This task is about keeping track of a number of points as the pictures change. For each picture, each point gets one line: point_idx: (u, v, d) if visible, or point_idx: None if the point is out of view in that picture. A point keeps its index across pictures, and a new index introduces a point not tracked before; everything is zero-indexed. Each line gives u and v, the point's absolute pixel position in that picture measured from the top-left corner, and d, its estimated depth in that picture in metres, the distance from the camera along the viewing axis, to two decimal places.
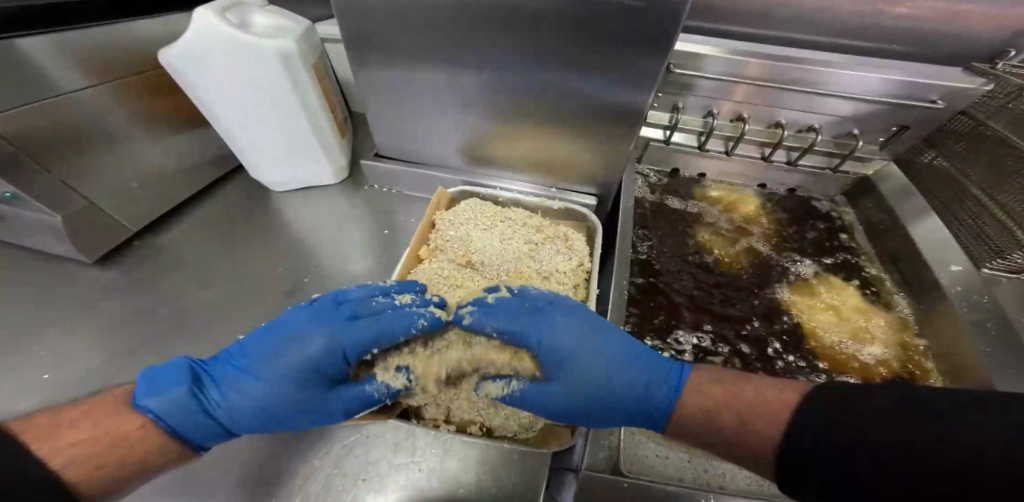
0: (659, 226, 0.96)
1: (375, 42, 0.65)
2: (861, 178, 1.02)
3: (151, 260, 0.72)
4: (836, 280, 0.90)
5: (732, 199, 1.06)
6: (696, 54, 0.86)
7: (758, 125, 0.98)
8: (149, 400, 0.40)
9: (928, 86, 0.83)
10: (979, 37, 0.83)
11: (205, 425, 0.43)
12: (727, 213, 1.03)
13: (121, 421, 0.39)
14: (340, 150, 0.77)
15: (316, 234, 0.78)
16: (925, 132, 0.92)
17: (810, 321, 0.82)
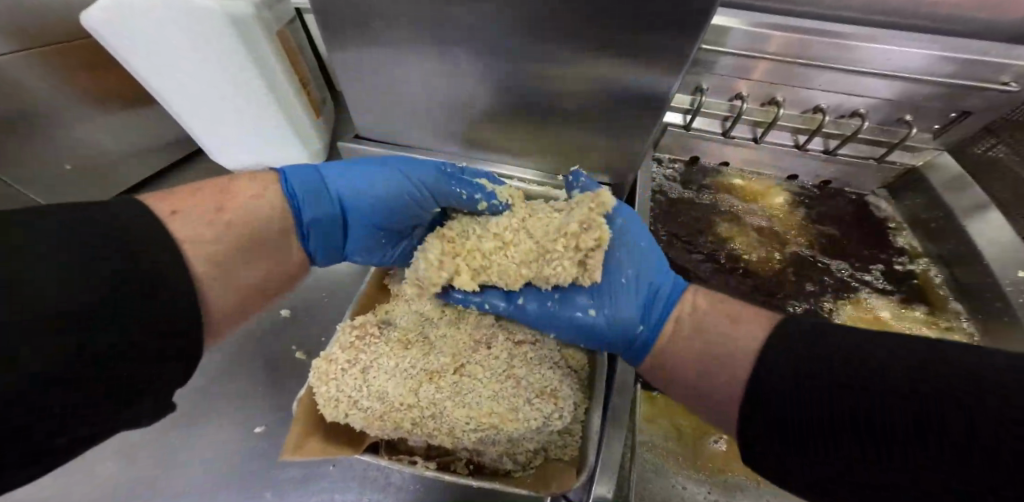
0: (679, 225, 0.86)
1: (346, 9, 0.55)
2: (908, 171, 0.89)
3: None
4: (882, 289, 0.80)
5: (762, 193, 0.93)
6: (724, 26, 0.74)
7: (793, 109, 0.86)
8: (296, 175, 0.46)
9: (998, 65, 0.70)
10: None
11: (322, 205, 0.47)
12: (755, 209, 0.91)
13: (251, 196, 0.43)
14: (316, 133, 0.70)
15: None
16: (989, 118, 0.78)
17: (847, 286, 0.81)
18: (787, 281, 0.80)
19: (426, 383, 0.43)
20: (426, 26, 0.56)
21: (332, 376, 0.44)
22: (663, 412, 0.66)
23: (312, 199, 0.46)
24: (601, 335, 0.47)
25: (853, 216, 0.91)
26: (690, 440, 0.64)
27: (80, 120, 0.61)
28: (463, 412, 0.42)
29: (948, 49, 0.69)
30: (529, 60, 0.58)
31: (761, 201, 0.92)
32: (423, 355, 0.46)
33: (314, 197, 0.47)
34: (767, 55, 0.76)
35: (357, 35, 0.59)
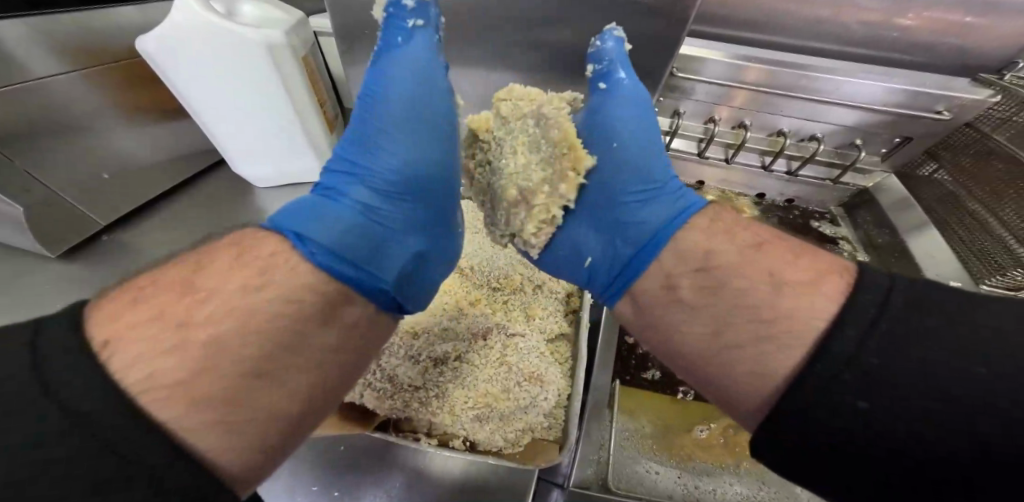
0: None
1: (368, 37, 0.63)
2: (861, 190, 0.99)
3: (138, 253, 0.73)
4: None
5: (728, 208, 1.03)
6: (697, 57, 0.83)
7: (760, 133, 0.95)
8: (314, 232, 0.39)
9: (935, 96, 0.80)
10: (989, 48, 0.81)
11: (360, 237, 0.42)
12: None
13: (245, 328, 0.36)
14: (329, 146, 0.76)
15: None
16: (928, 143, 0.88)
17: None
18: None
19: (430, 368, 0.53)
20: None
21: None
22: (639, 406, 0.74)
23: (339, 245, 0.40)
24: (606, 266, 0.53)
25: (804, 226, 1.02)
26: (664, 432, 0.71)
27: (116, 130, 0.67)
28: (465, 392, 0.52)
29: (891, 83, 0.79)
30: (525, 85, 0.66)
31: None
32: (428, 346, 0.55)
33: (343, 235, 0.41)
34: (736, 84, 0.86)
35: (373, 56, 0.66)
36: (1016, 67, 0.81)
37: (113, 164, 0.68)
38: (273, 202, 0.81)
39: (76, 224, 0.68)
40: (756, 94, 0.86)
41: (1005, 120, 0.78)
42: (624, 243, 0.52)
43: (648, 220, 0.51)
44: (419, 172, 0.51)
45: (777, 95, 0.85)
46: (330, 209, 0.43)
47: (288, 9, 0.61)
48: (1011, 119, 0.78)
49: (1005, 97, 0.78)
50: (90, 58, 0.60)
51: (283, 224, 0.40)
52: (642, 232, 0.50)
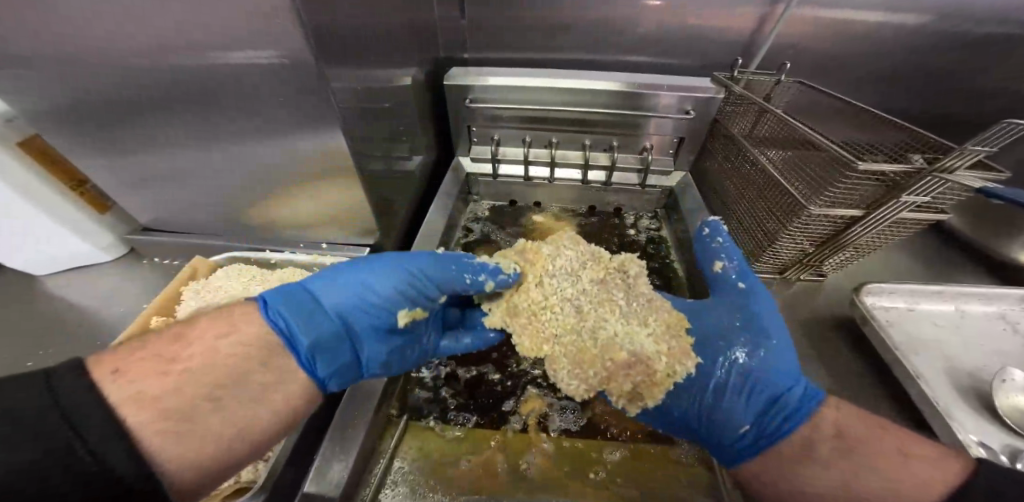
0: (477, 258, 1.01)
1: (171, 166, 0.68)
2: (669, 192, 1.07)
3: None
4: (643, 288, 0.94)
5: (540, 226, 1.12)
6: (485, 86, 0.99)
7: (628, 152, 1.06)
8: (289, 321, 0.50)
9: (682, 99, 0.92)
10: (724, 36, 0.95)
11: (318, 334, 0.52)
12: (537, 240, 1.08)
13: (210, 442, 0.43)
14: (99, 228, 0.80)
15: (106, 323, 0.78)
16: (698, 141, 1.00)
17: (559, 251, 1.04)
18: None
19: None
20: (134, 133, 0.64)
21: None
22: (429, 442, 0.68)
23: (298, 333, 0.50)
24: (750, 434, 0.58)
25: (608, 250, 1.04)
26: (440, 473, 0.64)
27: None
28: None
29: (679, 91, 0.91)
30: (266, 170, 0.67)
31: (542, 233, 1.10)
32: None
33: (308, 332, 0.51)
34: (656, 113, 0.96)
35: (137, 142, 0.66)
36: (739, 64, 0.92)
37: None
38: (75, 282, 0.84)
39: None
40: (687, 123, 0.96)
41: (758, 115, 0.87)
42: (337, 331, 0.54)
43: (784, 381, 0.59)
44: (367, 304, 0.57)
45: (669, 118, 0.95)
46: (310, 309, 0.53)
47: None
48: (760, 113, 0.86)
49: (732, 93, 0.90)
50: None
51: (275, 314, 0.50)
52: (768, 401, 0.58)
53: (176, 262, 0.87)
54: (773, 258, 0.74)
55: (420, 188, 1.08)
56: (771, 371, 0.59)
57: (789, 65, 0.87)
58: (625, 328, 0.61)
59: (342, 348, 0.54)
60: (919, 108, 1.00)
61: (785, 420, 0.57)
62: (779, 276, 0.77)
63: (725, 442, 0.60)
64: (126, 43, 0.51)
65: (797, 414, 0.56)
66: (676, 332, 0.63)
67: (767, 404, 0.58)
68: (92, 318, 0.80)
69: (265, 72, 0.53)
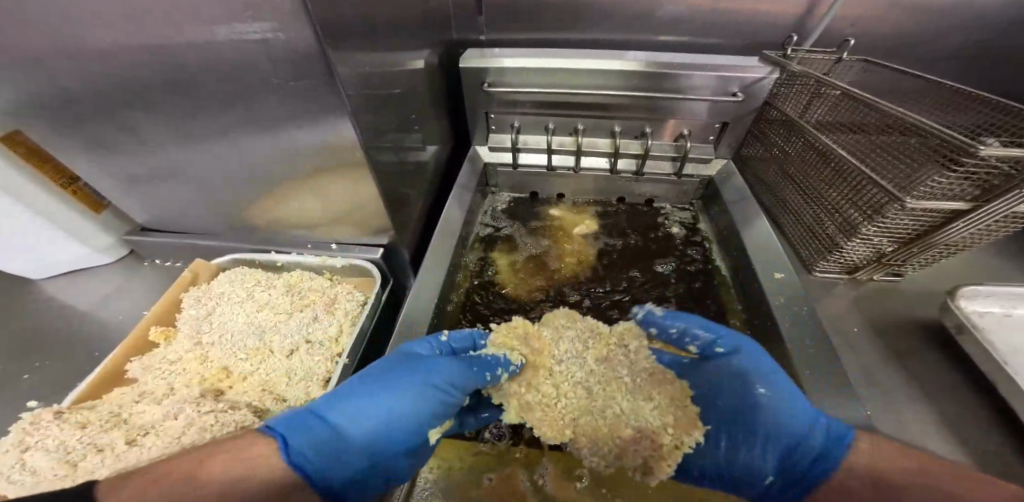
0: (497, 256, 0.94)
1: (166, 164, 0.62)
2: (707, 182, 0.98)
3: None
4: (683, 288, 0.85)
5: (565, 221, 1.04)
6: (507, 70, 0.90)
7: (661, 139, 0.97)
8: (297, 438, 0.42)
9: (728, 79, 0.82)
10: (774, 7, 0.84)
11: (330, 453, 0.44)
12: (560, 236, 1.00)
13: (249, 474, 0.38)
14: (95, 229, 0.74)
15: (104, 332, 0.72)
16: (744, 125, 0.90)
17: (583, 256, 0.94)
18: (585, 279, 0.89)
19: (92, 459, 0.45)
20: (119, 125, 0.57)
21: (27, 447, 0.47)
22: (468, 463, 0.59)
23: (311, 451, 0.42)
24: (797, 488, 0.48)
25: (642, 258, 0.92)
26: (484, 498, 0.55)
27: None
28: None
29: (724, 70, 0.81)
30: (270, 164, 0.60)
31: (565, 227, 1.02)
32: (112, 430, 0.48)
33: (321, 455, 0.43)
34: (695, 96, 0.86)
35: (125, 137, 0.59)
36: (793, 42, 0.82)
37: None
38: (69, 288, 0.79)
39: None
40: (731, 106, 0.86)
41: (811, 97, 0.79)
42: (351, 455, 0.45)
43: (801, 422, 0.49)
44: (384, 419, 0.49)
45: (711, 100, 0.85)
46: (316, 425, 0.45)
47: None
48: (815, 94, 0.78)
49: (784, 73, 0.81)
50: None
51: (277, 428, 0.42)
52: (795, 444, 0.48)
53: (178, 264, 0.81)
54: (847, 256, 0.70)
55: (435, 182, 1.00)
56: (783, 411, 0.50)
57: (851, 42, 0.78)
58: (631, 400, 0.55)
59: (352, 461, 0.45)
60: (991, 84, 0.90)
61: (814, 470, 0.47)
62: (849, 276, 0.73)
63: (759, 499, 0.52)
64: (97, 20, 0.44)
65: (830, 452, 0.45)
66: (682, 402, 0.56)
67: (786, 453, 0.49)
68: (86, 327, 0.74)
69: (261, 52, 0.45)
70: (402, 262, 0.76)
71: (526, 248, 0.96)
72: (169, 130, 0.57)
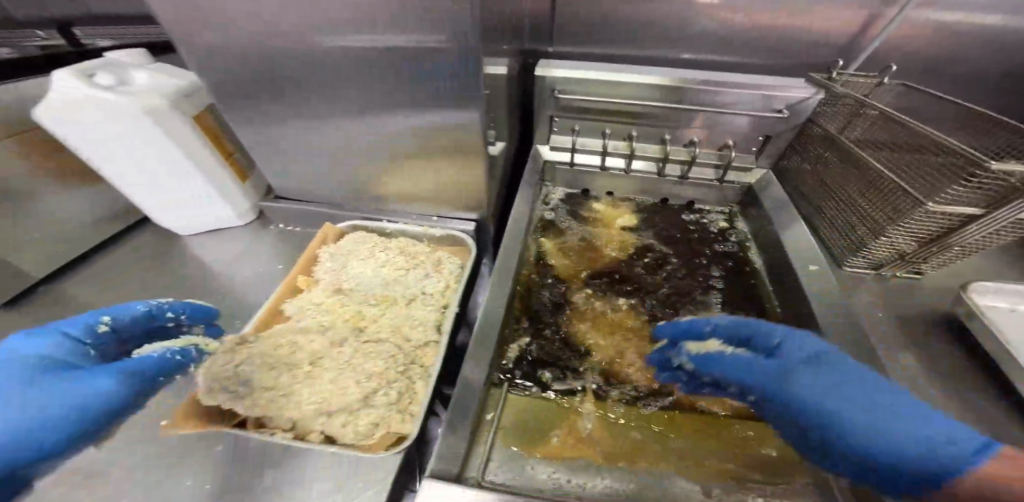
0: (551, 237, 1.07)
1: (315, 143, 0.77)
2: (747, 188, 1.09)
3: (72, 300, 0.83)
4: (725, 277, 0.97)
5: (611, 214, 1.17)
6: (574, 79, 1.02)
7: (708, 148, 1.09)
8: None
9: (774, 98, 0.95)
10: (818, 36, 0.96)
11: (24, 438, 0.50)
12: (605, 227, 1.12)
13: None
14: (239, 193, 0.88)
15: (239, 281, 0.87)
16: (787, 138, 1.02)
17: (626, 239, 1.07)
18: (629, 261, 1.02)
19: (288, 372, 0.58)
20: (286, 110, 0.72)
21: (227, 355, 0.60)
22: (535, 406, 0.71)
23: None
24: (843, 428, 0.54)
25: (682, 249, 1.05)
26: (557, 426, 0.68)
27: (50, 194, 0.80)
28: (326, 387, 0.57)
29: (769, 91, 0.94)
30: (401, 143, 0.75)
31: (607, 219, 1.14)
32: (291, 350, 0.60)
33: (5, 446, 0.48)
34: (742, 111, 0.98)
35: (287, 119, 0.74)
36: (840, 66, 0.95)
37: (45, 224, 0.81)
38: (202, 245, 0.95)
39: (15, 279, 0.80)
40: (774, 121, 0.98)
41: (849, 115, 0.90)
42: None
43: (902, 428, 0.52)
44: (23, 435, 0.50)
45: (758, 116, 0.98)
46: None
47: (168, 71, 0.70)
48: (853, 114, 0.90)
49: (829, 95, 0.93)
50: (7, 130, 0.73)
51: None
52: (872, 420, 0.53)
53: (295, 230, 0.98)
54: (873, 252, 0.83)
55: (502, 175, 1.14)
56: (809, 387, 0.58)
57: (893, 69, 0.90)
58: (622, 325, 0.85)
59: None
60: (1013, 113, 1.00)
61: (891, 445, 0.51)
62: (874, 271, 0.86)
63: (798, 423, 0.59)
64: (307, 29, 0.59)
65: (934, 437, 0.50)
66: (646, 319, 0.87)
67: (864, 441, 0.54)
68: (218, 280, 0.89)
69: (426, 57, 0.59)
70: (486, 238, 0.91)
71: (573, 233, 1.09)
72: (328, 116, 0.72)
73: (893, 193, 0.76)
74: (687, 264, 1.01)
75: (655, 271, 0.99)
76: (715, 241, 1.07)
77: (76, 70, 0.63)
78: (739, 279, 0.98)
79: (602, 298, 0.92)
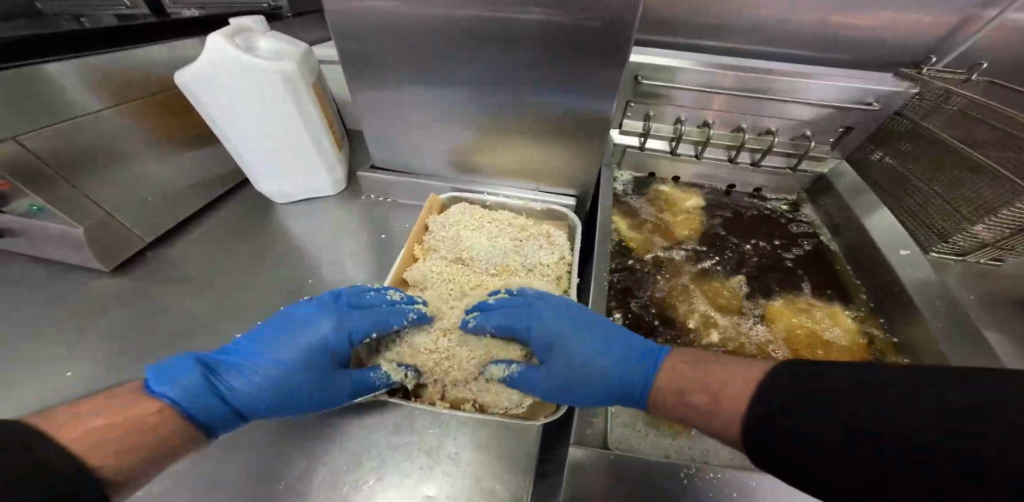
0: (625, 217, 1.10)
1: None
2: (819, 176, 1.13)
3: (178, 265, 0.86)
4: (797, 263, 1.02)
5: (680, 197, 1.18)
6: (660, 66, 1.01)
7: (784, 137, 1.09)
8: (167, 388, 0.50)
9: (864, 90, 0.96)
10: (912, 30, 0.97)
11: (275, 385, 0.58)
12: (674, 209, 1.15)
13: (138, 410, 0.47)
14: (339, 165, 0.91)
15: (340, 251, 0.90)
16: (868, 130, 1.03)
17: (696, 223, 1.11)
18: (704, 244, 1.06)
19: (442, 336, 0.64)
20: None
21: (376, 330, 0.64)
22: None
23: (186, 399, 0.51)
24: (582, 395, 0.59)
25: (754, 233, 1.09)
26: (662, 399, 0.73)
27: (155, 161, 0.80)
28: (463, 354, 0.63)
29: (859, 83, 0.95)
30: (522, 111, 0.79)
31: (676, 201, 1.17)
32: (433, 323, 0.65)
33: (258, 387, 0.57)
34: (829, 102, 0.99)
35: None
36: (931, 62, 1.00)
37: (149, 191, 0.81)
38: (294, 215, 0.96)
39: (122, 244, 0.81)
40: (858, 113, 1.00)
41: (932, 108, 0.93)
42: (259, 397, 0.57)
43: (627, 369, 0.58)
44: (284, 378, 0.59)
45: (844, 107, 0.99)
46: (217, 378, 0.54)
47: (296, 42, 0.73)
48: (938, 107, 0.92)
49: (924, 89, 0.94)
50: (124, 95, 0.73)
51: (158, 390, 0.50)
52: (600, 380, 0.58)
53: (385, 200, 1.00)
54: (964, 237, 0.90)
55: None
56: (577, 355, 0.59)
57: (985, 65, 0.94)
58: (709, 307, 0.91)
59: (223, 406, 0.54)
60: None
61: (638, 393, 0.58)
62: (959, 257, 0.93)
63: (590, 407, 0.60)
64: None
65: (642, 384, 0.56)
66: (732, 301, 0.93)
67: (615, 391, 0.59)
68: (314, 250, 0.90)
69: None
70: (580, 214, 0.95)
71: (647, 214, 1.12)
72: None
73: (998, 183, 0.83)
74: (761, 248, 1.06)
75: (732, 254, 1.04)
76: (784, 227, 1.11)
77: (222, 32, 0.65)
78: (812, 264, 1.03)
79: (701, 274, 0.99)
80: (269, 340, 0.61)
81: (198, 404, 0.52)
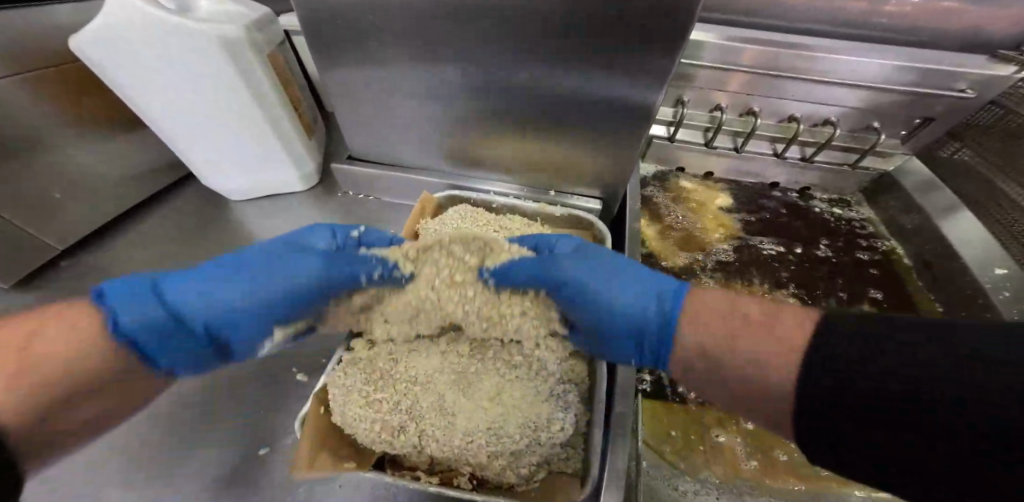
0: (654, 220, 0.95)
1: None
2: (881, 174, 0.98)
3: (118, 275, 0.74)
4: (857, 277, 0.87)
5: (705, 194, 1.02)
6: (700, 43, 0.83)
7: (844, 128, 0.93)
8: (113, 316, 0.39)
9: (951, 73, 0.79)
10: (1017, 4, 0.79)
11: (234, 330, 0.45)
12: (706, 209, 0.99)
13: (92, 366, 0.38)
14: (310, 158, 0.78)
15: None
16: (949, 124, 0.87)
17: (733, 227, 0.95)
18: (743, 253, 0.90)
19: (428, 385, 0.49)
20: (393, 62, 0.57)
21: (349, 371, 0.49)
22: (675, 419, 0.62)
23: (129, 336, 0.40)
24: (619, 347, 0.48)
25: (801, 236, 0.94)
26: (704, 452, 0.59)
27: (68, 149, 0.68)
28: (468, 409, 0.47)
29: (941, 65, 0.79)
30: (537, 95, 0.63)
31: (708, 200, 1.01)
32: (418, 368, 0.50)
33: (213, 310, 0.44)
34: (903, 86, 0.82)
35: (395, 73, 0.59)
36: None
37: (59, 184, 0.68)
38: (261, 216, 0.82)
39: (37, 248, 0.70)
40: (939, 100, 0.83)
41: None
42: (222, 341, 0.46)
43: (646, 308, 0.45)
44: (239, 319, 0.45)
45: (923, 93, 0.82)
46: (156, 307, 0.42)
47: (249, 3, 0.60)
48: None
49: None
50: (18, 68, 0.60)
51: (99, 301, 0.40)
52: (636, 326, 0.46)
53: (373, 198, 0.85)
54: None
55: None
56: (613, 296, 0.46)
57: None
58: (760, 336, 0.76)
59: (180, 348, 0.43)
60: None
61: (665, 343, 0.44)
62: None
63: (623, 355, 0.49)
64: None
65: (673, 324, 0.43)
66: None
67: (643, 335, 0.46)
68: None
69: None
70: (607, 217, 0.80)
71: (676, 216, 0.96)
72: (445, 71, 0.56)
73: None
74: (811, 257, 0.90)
75: (781, 267, 0.88)
76: (839, 234, 0.95)
77: None
78: (875, 279, 0.87)
79: (742, 288, 0.83)
80: (222, 268, 0.47)
81: (141, 328, 0.40)
